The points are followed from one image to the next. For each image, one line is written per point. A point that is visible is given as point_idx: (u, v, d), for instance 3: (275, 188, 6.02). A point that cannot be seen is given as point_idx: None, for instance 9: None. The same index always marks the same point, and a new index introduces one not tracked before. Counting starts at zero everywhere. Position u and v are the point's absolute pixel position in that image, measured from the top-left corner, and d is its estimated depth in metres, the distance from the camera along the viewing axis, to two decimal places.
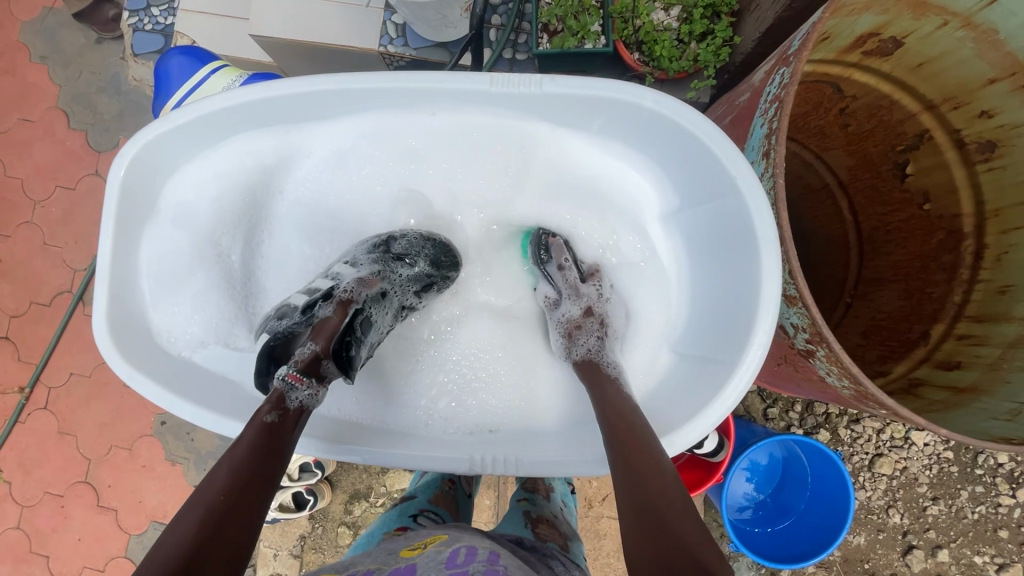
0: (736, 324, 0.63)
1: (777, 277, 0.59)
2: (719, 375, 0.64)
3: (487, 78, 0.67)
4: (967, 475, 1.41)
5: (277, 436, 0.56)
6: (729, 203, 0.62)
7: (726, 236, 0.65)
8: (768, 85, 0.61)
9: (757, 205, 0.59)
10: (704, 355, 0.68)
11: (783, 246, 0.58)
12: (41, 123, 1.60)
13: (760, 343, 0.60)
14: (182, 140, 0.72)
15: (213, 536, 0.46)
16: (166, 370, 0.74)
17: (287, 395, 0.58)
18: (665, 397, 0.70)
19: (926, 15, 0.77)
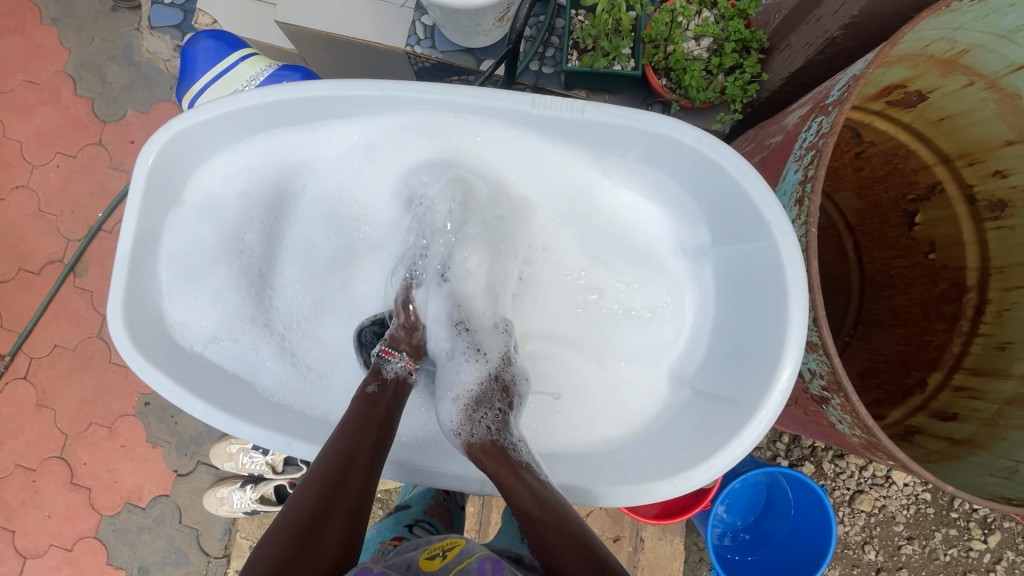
0: (755, 365, 0.64)
1: (803, 324, 0.59)
2: (736, 414, 0.64)
3: (530, 99, 0.67)
4: (942, 518, 1.44)
5: (377, 404, 0.68)
6: (759, 247, 0.63)
7: (753, 277, 0.66)
8: (804, 132, 0.62)
9: (787, 250, 0.60)
10: (721, 393, 0.69)
11: (811, 293, 0.59)
12: (46, 87, 1.56)
13: (780, 387, 0.61)
14: (213, 131, 0.71)
15: (338, 484, 0.58)
16: (179, 365, 0.72)
17: (382, 366, 0.73)
18: (680, 432, 0.70)
19: (954, 73, 0.79)
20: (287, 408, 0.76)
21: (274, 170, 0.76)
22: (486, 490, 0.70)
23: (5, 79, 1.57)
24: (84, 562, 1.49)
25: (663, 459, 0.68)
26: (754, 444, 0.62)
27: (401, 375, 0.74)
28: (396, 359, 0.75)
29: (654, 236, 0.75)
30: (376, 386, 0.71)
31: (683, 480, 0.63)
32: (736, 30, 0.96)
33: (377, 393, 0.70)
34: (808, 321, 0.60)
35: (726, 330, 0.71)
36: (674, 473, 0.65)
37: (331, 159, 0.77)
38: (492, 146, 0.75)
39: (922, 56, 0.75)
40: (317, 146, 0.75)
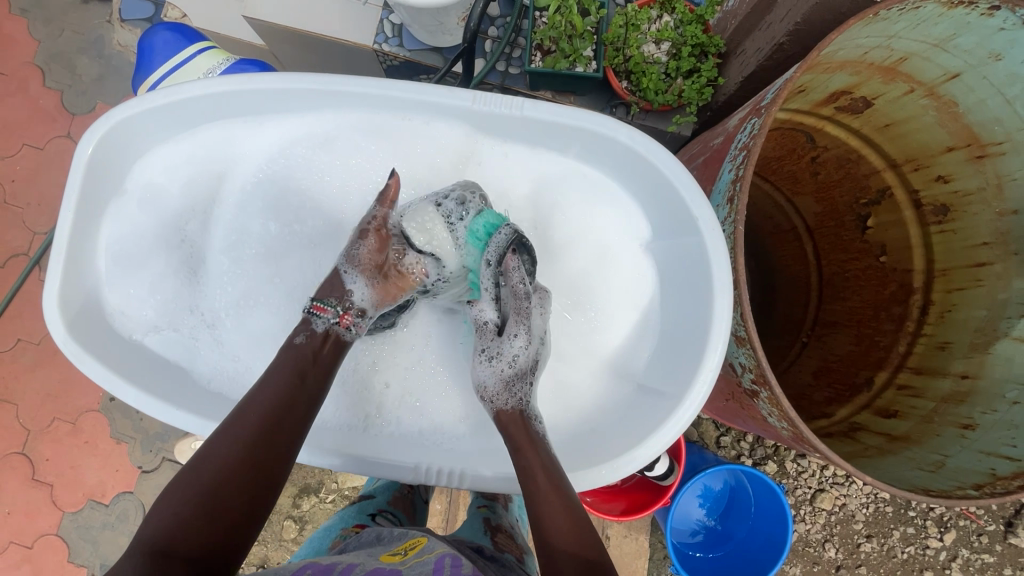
0: (683, 356, 0.67)
1: (728, 317, 0.61)
2: (665, 404, 0.67)
3: (470, 95, 0.69)
4: (900, 516, 1.48)
5: (316, 349, 0.70)
6: (689, 243, 0.66)
7: (687, 274, 0.68)
8: (740, 133, 0.63)
9: (715, 247, 0.62)
10: (656, 386, 0.70)
11: (734, 287, 0.61)
12: (15, 78, 1.54)
13: (705, 381, 0.62)
14: (159, 121, 0.73)
15: (280, 415, 0.61)
16: (114, 350, 0.73)
17: (310, 320, 0.72)
18: (615, 425, 0.72)
19: (895, 80, 0.81)
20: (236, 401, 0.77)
21: (225, 162, 0.78)
22: (423, 478, 0.76)
23: None
24: (44, 559, 1.47)
25: (599, 450, 0.70)
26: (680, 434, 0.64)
27: (334, 331, 0.72)
28: (327, 315, 0.72)
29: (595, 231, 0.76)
30: (303, 338, 0.71)
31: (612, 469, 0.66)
32: (693, 34, 0.98)
33: (302, 342, 0.70)
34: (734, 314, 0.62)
35: (662, 323, 0.73)
36: (604, 462, 0.68)
37: (279, 151, 0.78)
38: (442, 142, 0.76)
39: (861, 63, 0.78)
40: (268, 138, 0.77)
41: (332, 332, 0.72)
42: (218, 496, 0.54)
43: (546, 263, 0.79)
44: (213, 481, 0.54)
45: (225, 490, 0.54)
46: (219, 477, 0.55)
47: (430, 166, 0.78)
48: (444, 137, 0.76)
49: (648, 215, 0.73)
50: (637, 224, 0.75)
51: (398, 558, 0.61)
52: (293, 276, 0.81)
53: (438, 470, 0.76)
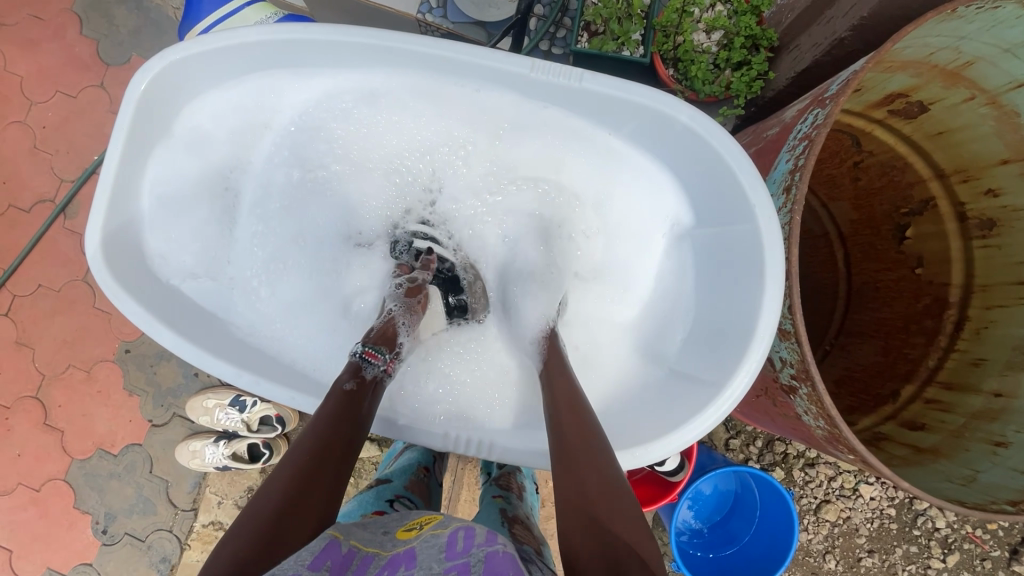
0: (725, 346, 0.66)
1: (777, 311, 0.60)
2: (700, 393, 0.66)
3: (529, 63, 0.66)
4: (905, 534, 1.46)
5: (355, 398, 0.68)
6: (741, 231, 0.64)
7: (733, 265, 0.67)
8: (800, 123, 0.62)
9: (769, 237, 0.60)
10: (691, 373, 0.70)
11: (788, 281, 0.59)
12: (52, 23, 1.54)
13: (748, 372, 0.62)
14: (208, 65, 0.71)
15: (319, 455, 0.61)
16: (151, 294, 0.73)
17: (363, 367, 0.70)
18: (645, 408, 0.72)
19: (957, 85, 0.79)
20: (269, 354, 0.78)
21: (268, 113, 0.77)
22: (451, 446, 0.76)
23: (10, 12, 1.54)
24: (51, 503, 1.49)
25: (628, 432, 0.70)
26: (716, 424, 0.64)
27: (380, 376, 0.71)
28: (378, 362, 0.71)
29: (634, 218, 0.76)
30: (355, 383, 0.69)
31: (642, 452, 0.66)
32: (747, 25, 0.95)
33: (351, 390, 0.68)
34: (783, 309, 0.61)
35: (701, 314, 0.72)
36: (634, 445, 0.68)
37: (324, 107, 0.77)
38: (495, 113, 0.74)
39: (925, 64, 0.76)
40: (314, 92, 0.75)
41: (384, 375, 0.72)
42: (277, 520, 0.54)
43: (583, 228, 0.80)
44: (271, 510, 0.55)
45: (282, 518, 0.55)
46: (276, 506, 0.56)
47: (479, 135, 0.78)
48: (493, 106, 0.73)
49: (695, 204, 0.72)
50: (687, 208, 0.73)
51: (413, 534, 0.60)
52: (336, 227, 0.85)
53: (466, 440, 0.76)
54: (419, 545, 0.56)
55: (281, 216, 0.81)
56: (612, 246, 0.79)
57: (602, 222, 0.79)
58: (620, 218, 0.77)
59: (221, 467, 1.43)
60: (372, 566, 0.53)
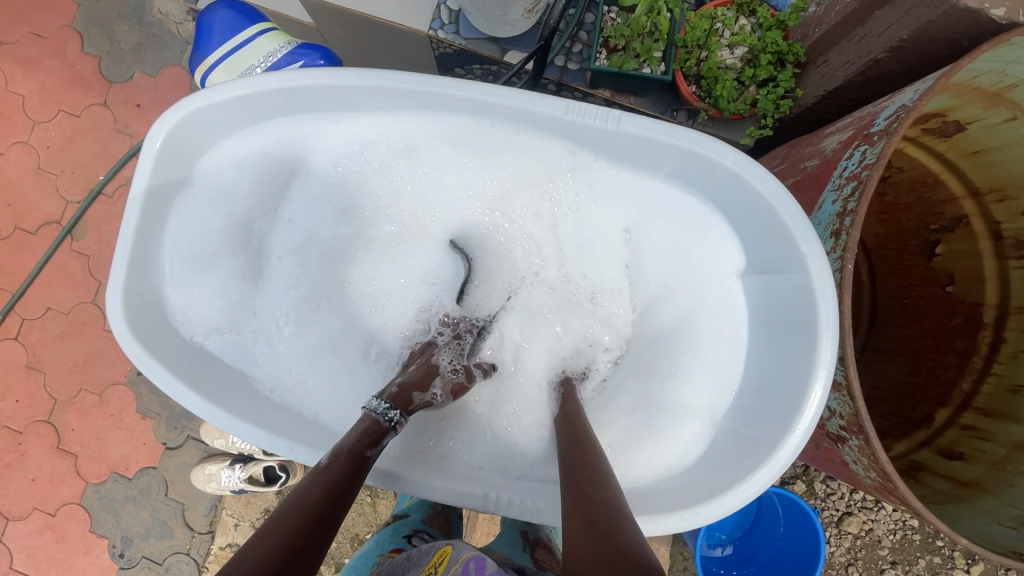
0: (774, 400, 0.64)
1: (830, 363, 0.58)
2: (752, 448, 0.64)
3: (564, 104, 0.66)
4: (927, 545, 1.45)
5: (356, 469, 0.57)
6: (793, 281, 0.62)
7: (783, 315, 0.64)
8: (845, 159, 0.59)
9: (820, 284, 0.58)
10: (742, 428, 0.67)
11: (842, 332, 0.57)
12: (52, 40, 1.51)
13: (802, 428, 0.59)
14: (228, 112, 0.70)
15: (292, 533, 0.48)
16: (175, 354, 0.71)
17: (392, 431, 0.62)
18: (690, 463, 0.69)
19: (996, 107, 0.76)
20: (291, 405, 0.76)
21: (294, 159, 0.76)
22: (491, 508, 0.68)
23: (9, 30, 1.51)
24: (67, 528, 1.48)
25: (678, 488, 0.67)
26: (771, 481, 0.61)
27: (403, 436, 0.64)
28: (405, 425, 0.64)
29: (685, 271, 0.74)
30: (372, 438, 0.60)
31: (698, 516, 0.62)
32: (774, 41, 0.92)
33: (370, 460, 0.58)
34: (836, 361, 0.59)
35: (751, 363, 0.70)
36: (695, 501, 0.63)
37: (348, 148, 0.76)
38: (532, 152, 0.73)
39: (965, 87, 0.73)
40: (341, 135, 0.75)
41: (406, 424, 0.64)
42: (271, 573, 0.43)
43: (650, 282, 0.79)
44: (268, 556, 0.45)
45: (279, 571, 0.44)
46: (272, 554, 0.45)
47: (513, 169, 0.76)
48: (535, 152, 0.73)
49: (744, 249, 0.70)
50: (734, 253, 0.70)
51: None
52: (366, 273, 0.84)
53: (508, 500, 0.69)
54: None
55: (307, 259, 0.81)
56: (669, 292, 0.76)
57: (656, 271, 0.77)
58: (666, 276, 0.76)
59: (238, 489, 1.42)
60: None
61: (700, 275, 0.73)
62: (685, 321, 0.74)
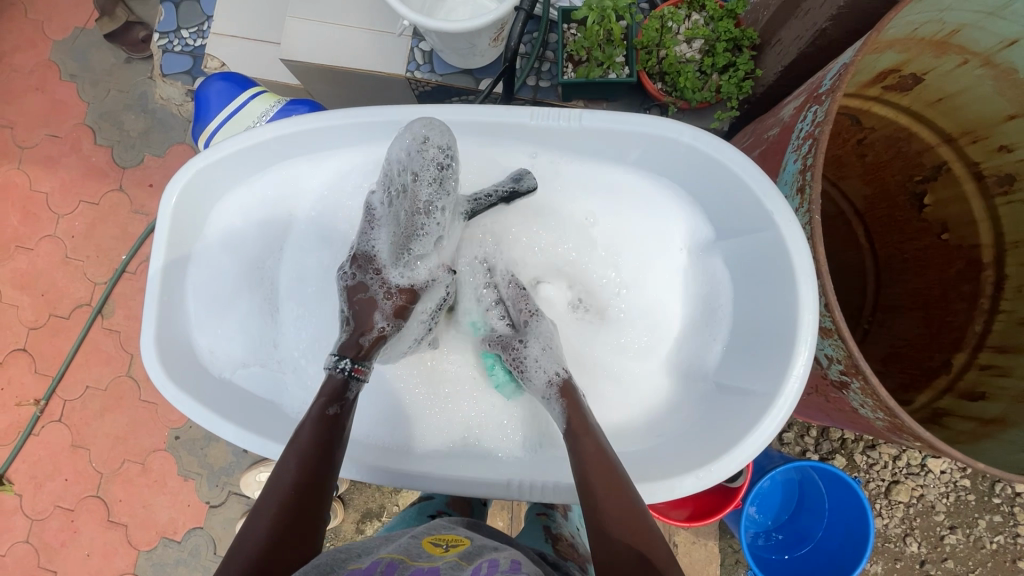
0: (770, 351, 0.67)
1: (814, 309, 0.62)
2: (753, 402, 0.67)
3: (528, 113, 0.73)
4: (984, 504, 1.41)
5: (336, 421, 0.69)
6: (764, 237, 0.66)
7: (763, 267, 0.68)
8: (800, 122, 0.63)
9: (790, 235, 0.63)
10: (742, 385, 0.70)
11: (819, 278, 0.61)
12: (68, 139, 1.63)
13: (796, 375, 0.63)
14: (230, 165, 0.78)
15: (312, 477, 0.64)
16: (206, 387, 0.77)
17: (348, 385, 0.71)
18: (697, 426, 0.73)
19: (947, 53, 0.79)
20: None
21: (290, 200, 0.82)
22: (517, 493, 0.76)
23: (30, 135, 1.64)
24: None
25: (691, 455, 0.70)
26: (779, 428, 0.65)
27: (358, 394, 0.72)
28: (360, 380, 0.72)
29: (655, 244, 0.79)
30: (338, 408, 0.69)
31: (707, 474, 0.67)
32: (726, 29, 0.97)
33: (335, 416, 0.68)
34: (819, 306, 0.63)
35: (736, 320, 0.73)
36: (706, 461, 0.68)
37: (337, 182, 0.82)
38: (516, 159, 0.80)
39: (912, 39, 0.76)
40: (329, 171, 0.81)
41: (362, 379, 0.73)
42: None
43: (628, 250, 0.81)
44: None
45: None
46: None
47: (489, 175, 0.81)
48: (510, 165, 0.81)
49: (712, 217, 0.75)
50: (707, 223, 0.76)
51: (440, 550, 0.64)
52: None
53: (529, 484, 0.77)
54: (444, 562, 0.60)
55: (310, 294, 0.83)
56: (647, 263, 0.80)
57: (631, 244, 0.80)
58: (644, 250, 0.80)
59: None
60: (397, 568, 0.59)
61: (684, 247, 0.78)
62: (664, 289, 0.79)
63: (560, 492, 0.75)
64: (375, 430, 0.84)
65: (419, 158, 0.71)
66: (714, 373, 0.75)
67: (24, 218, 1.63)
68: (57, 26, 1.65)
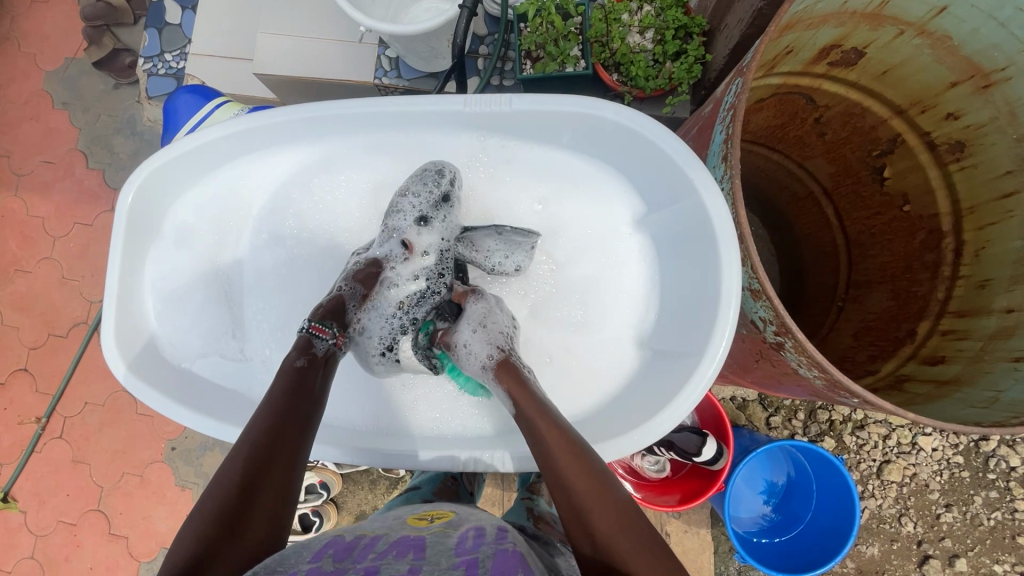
0: (702, 313, 0.74)
1: (737, 272, 0.68)
2: (687, 361, 0.74)
3: (462, 100, 0.79)
4: (979, 480, 1.39)
5: (307, 377, 0.70)
6: (690, 202, 0.73)
7: (691, 234, 0.76)
8: (726, 94, 0.65)
9: (712, 200, 0.69)
10: (678, 349, 0.78)
11: (739, 242, 0.68)
12: (62, 164, 1.69)
13: (723, 335, 0.70)
14: (185, 166, 0.83)
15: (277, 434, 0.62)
16: (164, 376, 0.82)
17: (313, 342, 0.73)
18: (641, 390, 0.80)
19: (882, 25, 0.83)
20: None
21: (249, 199, 0.88)
22: (471, 467, 0.81)
23: (25, 162, 1.71)
24: None
25: (631, 417, 0.77)
26: (707, 387, 0.71)
27: (331, 351, 0.75)
28: (327, 336, 0.75)
29: (590, 224, 0.87)
30: (305, 360, 0.71)
31: (643, 435, 0.73)
32: (675, 18, 0.99)
33: (304, 366, 0.70)
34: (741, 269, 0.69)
35: (672, 290, 0.82)
36: (644, 422, 0.74)
37: (298, 180, 0.88)
38: (466, 145, 0.86)
39: (844, 13, 0.79)
40: (286, 168, 0.87)
41: (335, 351, 0.76)
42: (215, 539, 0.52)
43: (572, 238, 0.87)
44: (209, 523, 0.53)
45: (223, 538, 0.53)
46: (214, 520, 0.54)
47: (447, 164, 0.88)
48: (461, 150, 0.87)
49: (642, 195, 0.84)
50: (642, 198, 0.84)
51: (425, 523, 0.66)
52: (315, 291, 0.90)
53: (473, 456, 0.82)
54: (429, 538, 0.61)
55: (277, 282, 0.90)
56: (591, 250, 0.87)
57: (576, 230, 0.87)
58: (590, 236, 0.87)
59: None
60: (373, 550, 0.57)
61: (622, 225, 0.86)
62: (608, 271, 0.86)
63: (512, 463, 0.80)
64: (348, 415, 0.90)
65: (430, 183, 0.84)
66: (652, 341, 0.83)
67: (21, 243, 1.69)
68: (48, 57, 1.72)
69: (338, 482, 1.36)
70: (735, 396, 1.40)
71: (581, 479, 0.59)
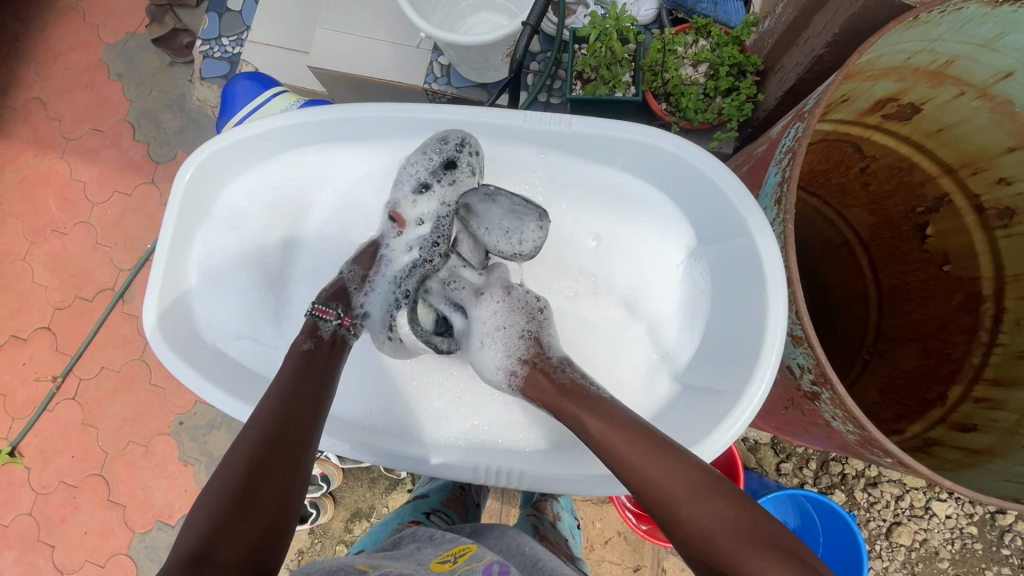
0: (740, 354, 0.73)
1: (783, 318, 0.68)
2: (720, 403, 0.73)
3: (522, 115, 0.80)
4: (992, 554, 1.34)
5: (310, 356, 0.73)
6: (739, 242, 0.73)
7: (737, 274, 0.76)
8: (784, 137, 0.67)
9: (764, 241, 0.69)
10: (708, 386, 0.78)
11: (789, 288, 0.67)
12: (110, 133, 1.74)
13: (763, 380, 0.69)
14: (242, 152, 0.85)
15: (287, 415, 0.63)
16: (198, 353, 0.84)
17: (317, 324, 0.76)
18: (666, 422, 0.80)
19: (943, 84, 0.82)
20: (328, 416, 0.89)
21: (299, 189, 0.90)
22: (482, 479, 0.82)
23: (75, 128, 1.76)
24: None
25: None
26: (738, 433, 0.70)
27: (334, 332, 0.77)
28: (331, 317, 0.77)
29: (643, 258, 0.87)
30: (312, 343, 0.74)
31: None
32: (730, 55, 0.99)
33: (309, 349, 0.73)
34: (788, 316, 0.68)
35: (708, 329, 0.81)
36: None
37: (349, 175, 0.90)
38: (515, 159, 0.87)
39: (907, 68, 0.79)
40: (335, 163, 0.89)
41: (339, 333, 0.77)
42: (226, 523, 0.52)
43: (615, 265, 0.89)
44: (219, 510, 0.53)
45: (235, 520, 0.52)
46: (228, 500, 0.54)
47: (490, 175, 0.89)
48: (511, 162, 0.88)
49: (693, 228, 0.83)
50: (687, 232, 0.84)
51: (449, 565, 0.64)
52: None
53: (495, 470, 0.82)
54: None
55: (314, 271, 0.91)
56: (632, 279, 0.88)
57: (619, 256, 0.88)
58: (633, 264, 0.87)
59: None
60: None
61: (663, 256, 0.86)
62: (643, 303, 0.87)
63: (531, 481, 0.80)
64: (367, 414, 0.90)
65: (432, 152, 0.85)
66: (680, 376, 0.83)
67: (61, 205, 1.73)
68: (110, 29, 1.78)
69: (338, 476, 1.36)
70: (747, 437, 1.38)
71: (697, 508, 0.53)
